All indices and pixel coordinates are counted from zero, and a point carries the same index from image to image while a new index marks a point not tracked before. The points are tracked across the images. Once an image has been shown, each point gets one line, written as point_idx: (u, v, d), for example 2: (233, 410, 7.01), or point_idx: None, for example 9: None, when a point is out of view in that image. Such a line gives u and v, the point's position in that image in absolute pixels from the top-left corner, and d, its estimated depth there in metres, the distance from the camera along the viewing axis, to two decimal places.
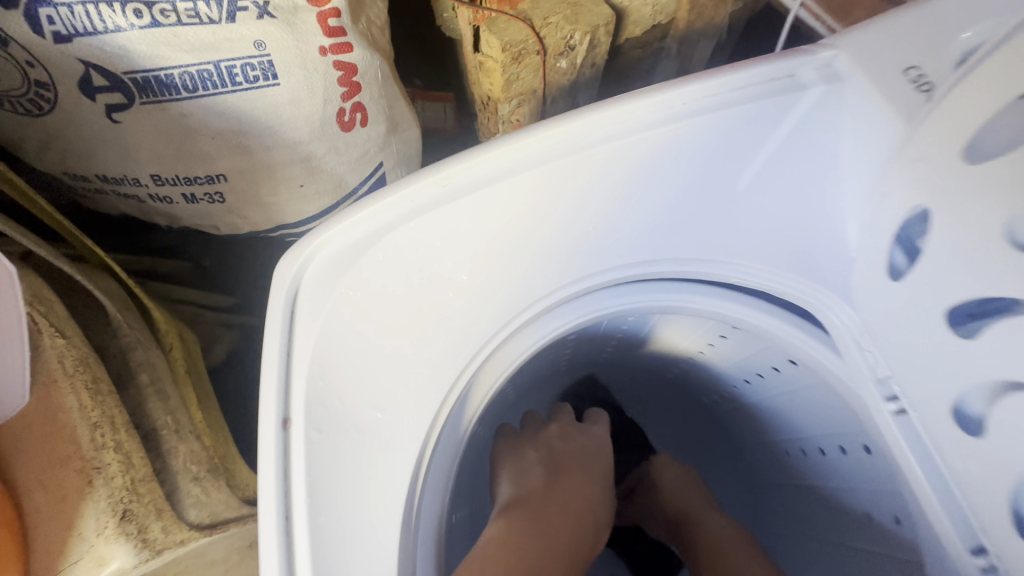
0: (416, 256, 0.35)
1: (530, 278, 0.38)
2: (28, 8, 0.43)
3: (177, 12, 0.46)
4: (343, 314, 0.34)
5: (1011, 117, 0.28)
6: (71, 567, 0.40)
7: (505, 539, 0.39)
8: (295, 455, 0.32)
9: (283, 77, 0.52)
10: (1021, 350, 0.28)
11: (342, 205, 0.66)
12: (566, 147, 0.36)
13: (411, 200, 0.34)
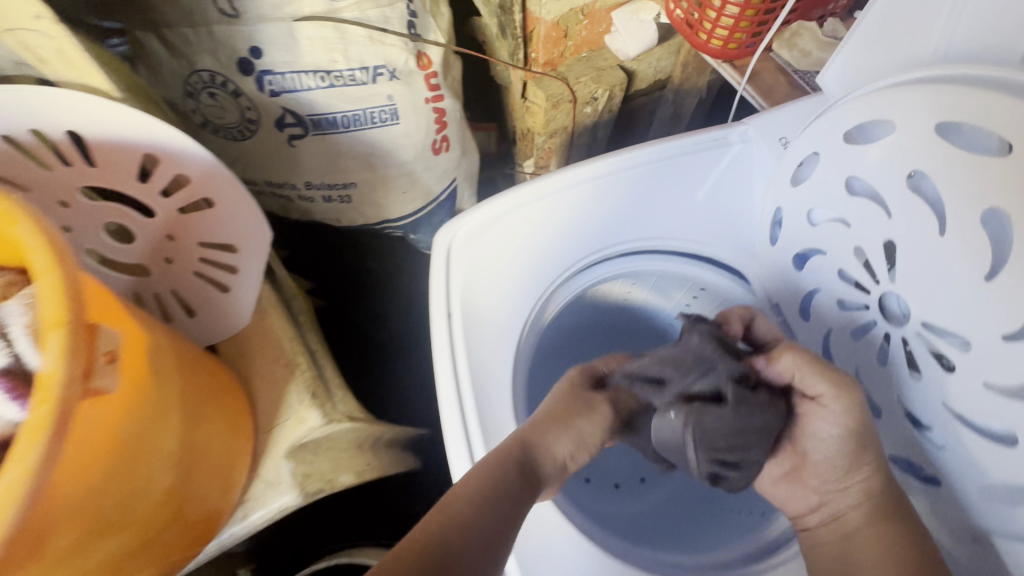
0: (513, 233, 0.56)
1: (574, 253, 0.59)
2: (258, 75, 0.69)
3: (343, 78, 0.71)
4: (470, 267, 0.55)
5: (810, 160, 0.49)
6: (282, 423, 0.63)
7: (453, 506, 0.43)
8: (458, 338, 0.53)
9: (402, 118, 0.78)
10: (829, 277, 0.50)
11: (426, 208, 0.91)
12: (598, 171, 0.57)
13: (511, 200, 0.56)
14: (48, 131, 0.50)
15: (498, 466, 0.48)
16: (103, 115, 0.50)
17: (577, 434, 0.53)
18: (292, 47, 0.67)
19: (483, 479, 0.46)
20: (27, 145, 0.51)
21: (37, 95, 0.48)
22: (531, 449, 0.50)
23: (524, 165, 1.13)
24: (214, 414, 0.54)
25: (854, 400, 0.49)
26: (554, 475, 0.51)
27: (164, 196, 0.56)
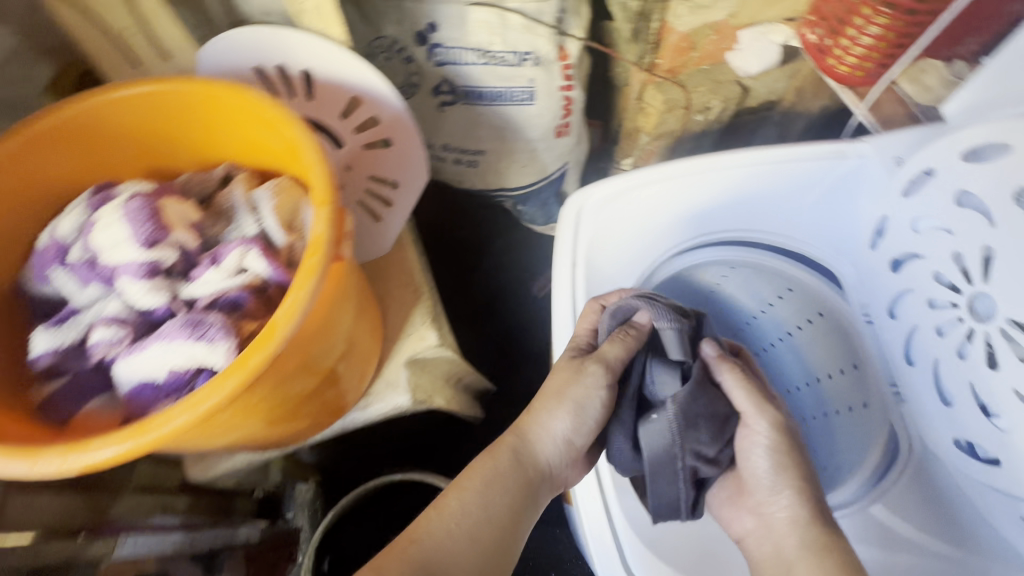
0: (636, 206, 0.66)
1: (683, 231, 0.68)
2: (429, 46, 0.82)
3: (496, 58, 0.82)
4: (594, 228, 0.66)
5: (925, 184, 0.55)
6: (405, 336, 0.75)
7: (461, 489, 0.58)
8: (579, 283, 0.67)
9: (537, 100, 0.88)
10: (917, 281, 0.56)
11: (539, 183, 1.00)
12: (719, 165, 0.64)
13: (639, 179, 0.65)
14: (286, 68, 0.64)
15: (490, 465, 0.61)
16: (328, 59, 0.63)
17: (574, 419, 0.62)
18: (463, 27, 0.79)
19: (477, 479, 0.59)
20: (267, 76, 0.66)
21: (286, 37, 0.62)
22: (523, 449, 0.62)
23: (622, 162, 1.22)
24: (368, 319, 0.66)
25: (775, 418, 0.62)
26: (552, 466, 0.63)
27: (355, 132, 0.69)
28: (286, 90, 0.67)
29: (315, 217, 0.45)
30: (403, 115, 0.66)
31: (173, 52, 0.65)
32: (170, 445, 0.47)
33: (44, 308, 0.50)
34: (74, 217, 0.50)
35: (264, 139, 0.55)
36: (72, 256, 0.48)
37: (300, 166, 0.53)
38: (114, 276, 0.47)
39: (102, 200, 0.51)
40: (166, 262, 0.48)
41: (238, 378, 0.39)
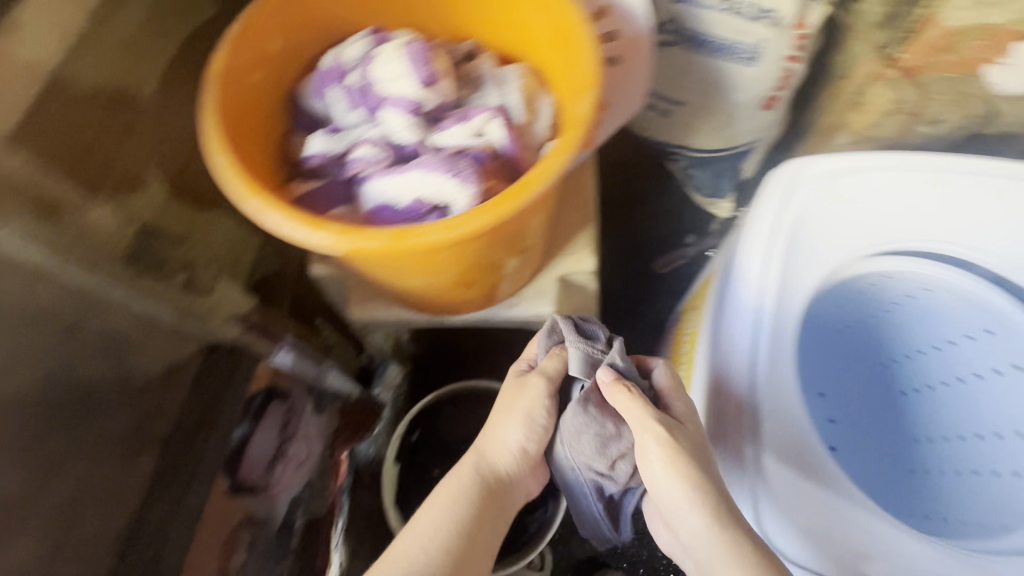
0: (862, 186, 0.69)
1: (895, 228, 0.70)
2: None
3: (734, 8, 0.78)
4: (814, 193, 0.68)
5: None
6: (563, 255, 0.77)
7: (431, 511, 0.67)
8: (782, 241, 0.68)
9: (758, 64, 0.83)
10: None
11: (722, 152, 0.96)
12: (948, 171, 0.69)
13: (876, 160, 0.69)
14: None
15: (458, 479, 0.69)
16: None
17: (525, 430, 0.69)
18: None
19: (443, 498, 0.67)
20: None
21: None
22: (482, 462, 0.70)
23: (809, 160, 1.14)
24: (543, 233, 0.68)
25: (664, 436, 0.60)
26: (507, 476, 0.70)
27: None
28: None
29: (584, 100, 0.48)
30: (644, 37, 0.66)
31: None
32: (380, 268, 0.52)
33: (307, 121, 0.57)
34: (357, 47, 0.55)
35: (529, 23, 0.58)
36: (349, 81, 0.54)
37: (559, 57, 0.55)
38: (382, 107, 0.52)
39: (383, 39, 0.56)
40: (427, 106, 0.53)
41: (491, 215, 0.43)
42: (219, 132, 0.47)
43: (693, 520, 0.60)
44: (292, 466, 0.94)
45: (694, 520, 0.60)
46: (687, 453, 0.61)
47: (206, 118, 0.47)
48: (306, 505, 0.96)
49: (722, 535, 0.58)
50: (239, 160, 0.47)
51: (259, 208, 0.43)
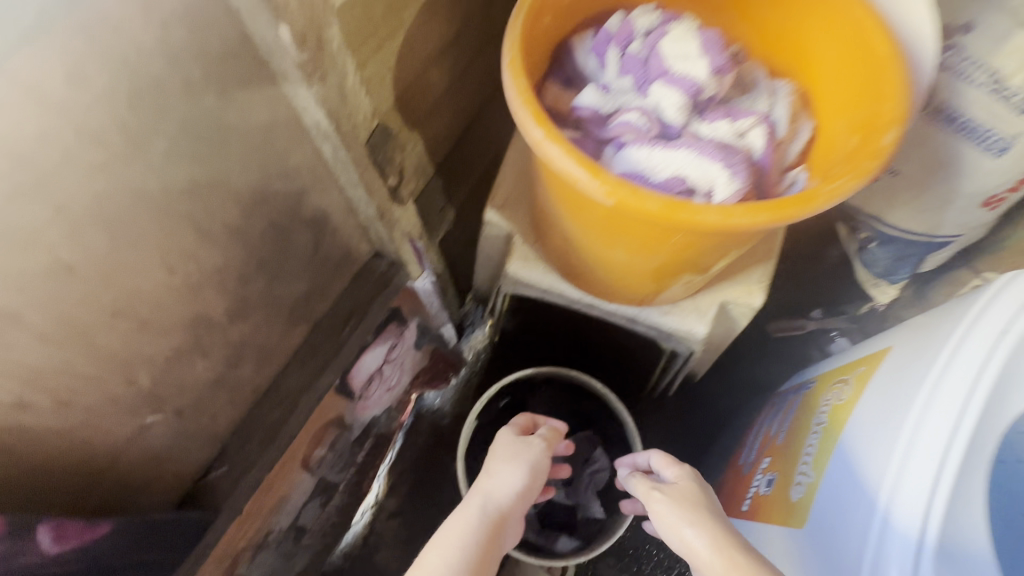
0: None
1: None
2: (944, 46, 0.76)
3: (1000, 94, 0.74)
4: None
5: None
6: (733, 282, 0.75)
7: (432, 543, 0.66)
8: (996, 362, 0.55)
9: (1003, 156, 0.78)
10: None
11: (916, 237, 0.90)
12: None
13: None
14: None
15: (462, 516, 0.68)
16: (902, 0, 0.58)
17: (526, 475, 0.73)
18: (999, 44, 0.72)
19: (450, 531, 0.67)
20: None
21: None
22: (483, 499, 0.70)
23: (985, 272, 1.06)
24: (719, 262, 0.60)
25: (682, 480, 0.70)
26: (510, 517, 0.70)
27: None
28: None
29: (883, 137, 0.46)
30: (919, 94, 0.60)
31: None
32: (602, 229, 0.52)
33: (568, 70, 0.58)
34: (645, 18, 0.56)
35: (820, 42, 0.56)
36: (629, 48, 0.55)
37: (846, 84, 0.54)
38: (660, 79, 0.52)
39: (669, 18, 0.56)
40: (700, 94, 0.52)
41: (773, 215, 0.42)
42: (517, 58, 0.49)
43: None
44: (383, 389, 0.98)
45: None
46: (695, 516, 0.64)
47: (509, 41, 0.49)
48: (378, 426, 1.02)
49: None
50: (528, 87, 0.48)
51: (543, 139, 0.45)
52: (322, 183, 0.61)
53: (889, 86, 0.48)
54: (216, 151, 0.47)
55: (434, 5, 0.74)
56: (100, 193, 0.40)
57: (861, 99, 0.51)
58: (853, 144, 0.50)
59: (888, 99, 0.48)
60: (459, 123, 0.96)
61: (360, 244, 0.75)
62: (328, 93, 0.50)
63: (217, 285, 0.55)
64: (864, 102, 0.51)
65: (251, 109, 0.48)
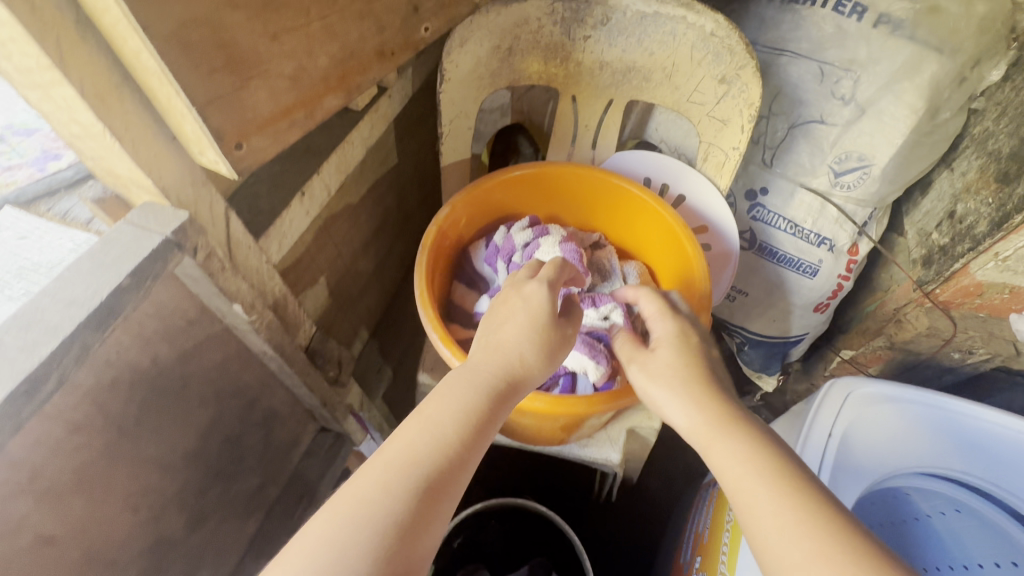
0: (886, 408, 0.74)
1: (911, 445, 0.75)
2: (753, 205, 1.04)
3: (799, 234, 1.01)
4: (847, 414, 0.73)
5: None
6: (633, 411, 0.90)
7: (421, 410, 0.45)
8: (827, 460, 0.70)
9: (815, 277, 1.02)
10: None
11: (776, 340, 1.10)
12: (962, 407, 0.73)
13: (902, 391, 0.73)
14: (670, 187, 0.85)
15: (472, 376, 0.47)
16: (706, 193, 0.82)
17: (542, 337, 0.51)
18: (789, 200, 1.00)
19: (450, 395, 0.46)
20: (650, 187, 0.86)
21: (688, 174, 0.82)
22: (496, 358, 0.49)
23: (843, 352, 1.28)
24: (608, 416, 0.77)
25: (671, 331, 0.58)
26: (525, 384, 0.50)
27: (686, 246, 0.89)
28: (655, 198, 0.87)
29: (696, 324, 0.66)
30: (732, 261, 0.83)
31: (601, 143, 0.85)
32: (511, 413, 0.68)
33: (470, 275, 0.75)
34: (523, 236, 0.73)
35: (652, 234, 0.77)
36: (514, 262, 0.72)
37: (674, 265, 0.74)
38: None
39: (541, 232, 0.73)
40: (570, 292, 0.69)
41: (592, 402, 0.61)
42: (425, 293, 0.65)
43: (746, 476, 0.44)
44: None
45: (745, 473, 0.44)
46: (681, 385, 0.53)
47: (417, 277, 0.66)
48: None
49: (765, 490, 0.42)
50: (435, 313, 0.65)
51: (451, 356, 0.61)
52: (270, 390, 0.70)
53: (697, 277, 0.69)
54: (177, 399, 0.56)
55: (356, 215, 0.89)
56: (80, 468, 0.47)
57: (683, 281, 0.72)
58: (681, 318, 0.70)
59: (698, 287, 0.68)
60: (387, 292, 1.10)
61: (307, 425, 0.82)
62: (274, 331, 0.61)
63: (181, 509, 0.60)
64: (686, 285, 0.71)
65: (207, 356, 0.58)
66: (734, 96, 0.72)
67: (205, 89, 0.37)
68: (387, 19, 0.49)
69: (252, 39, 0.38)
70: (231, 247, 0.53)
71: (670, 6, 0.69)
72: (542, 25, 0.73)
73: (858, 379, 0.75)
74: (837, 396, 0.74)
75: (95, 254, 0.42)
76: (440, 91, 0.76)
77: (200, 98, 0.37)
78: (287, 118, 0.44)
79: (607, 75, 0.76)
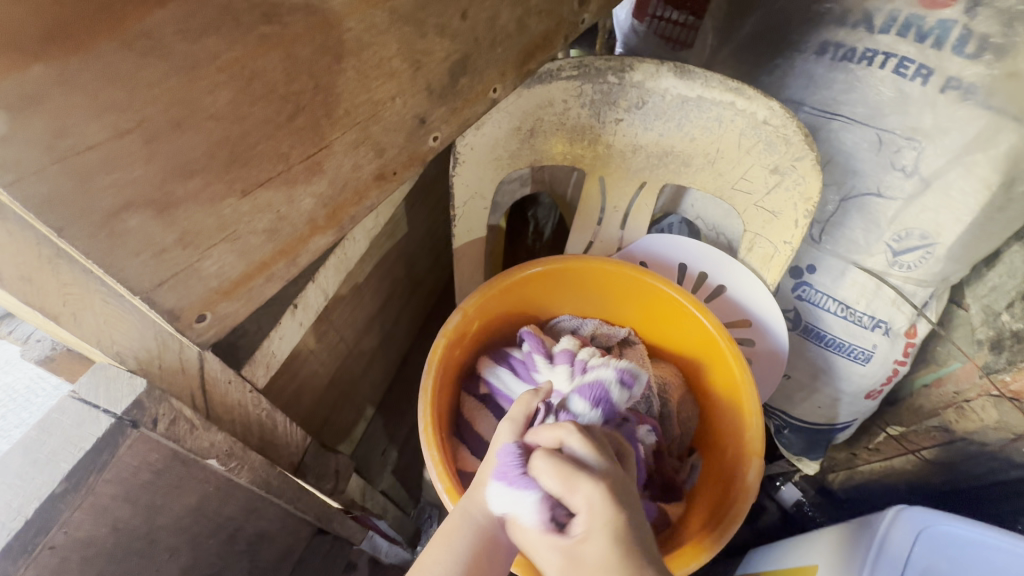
0: (957, 546, 0.63)
1: None
2: (798, 282, 0.93)
3: (850, 316, 0.90)
4: (917, 552, 0.63)
5: None
6: None
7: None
8: None
9: (868, 364, 0.91)
10: None
11: (822, 426, 0.99)
12: None
13: (971, 525, 0.63)
14: (709, 278, 0.75)
15: (456, 537, 0.43)
16: (751, 287, 0.72)
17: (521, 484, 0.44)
18: (839, 279, 0.89)
19: (434, 567, 0.42)
20: (686, 274, 0.76)
21: (730, 265, 0.72)
22: (481, 514, 0.44)
23: (890, 428, 1.13)
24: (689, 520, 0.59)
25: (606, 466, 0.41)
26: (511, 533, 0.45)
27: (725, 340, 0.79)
28: (690, 288, 0.77)
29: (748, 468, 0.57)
30: (782, 362, 0.73)
31: (631, 225, 0.74)
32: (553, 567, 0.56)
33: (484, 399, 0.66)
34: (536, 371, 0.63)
35: (690, 342, 0.68)
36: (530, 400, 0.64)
37: (718, 382, 0.65)
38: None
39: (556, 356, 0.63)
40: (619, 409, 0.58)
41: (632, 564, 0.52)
42: (432, 432, 0.56)
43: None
44: None
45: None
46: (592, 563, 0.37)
47: (422, 410, 0.57)
48: None
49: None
50: (444, 455, 0.56)
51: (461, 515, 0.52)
52: (257, 515, 0.61)
53: (747, 407, 0.60)
54: (142, 556, 0.49)
55: (361, 294, 0.82)
56: None
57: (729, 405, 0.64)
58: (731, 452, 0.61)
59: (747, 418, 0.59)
60: (394, 363, 1.02)
61: (303, 532, 0.74)
62: (256, 469, 0.53)
63: None
64: (733, 409, 0.63)
65: (182, 501, 0.50)
66: (787, 189, 0.63)
67: (150, 273, 0.30)
68: (389, 139, 0.42)
69: (216, 205, 0.31)
70: (205, 392, 0.46)
71: (716, 90, 0.61)
72: (568, 108, 0.65)
73: (925, 509, 0.65)
74: (902, 528, 0.64)
75: (32, 451, 0.39)
76: (452, 173, 0.66)
77: (147, 283, 0.30)
78: (264, 273, 0.37)
79: (640, 158, 0.68)
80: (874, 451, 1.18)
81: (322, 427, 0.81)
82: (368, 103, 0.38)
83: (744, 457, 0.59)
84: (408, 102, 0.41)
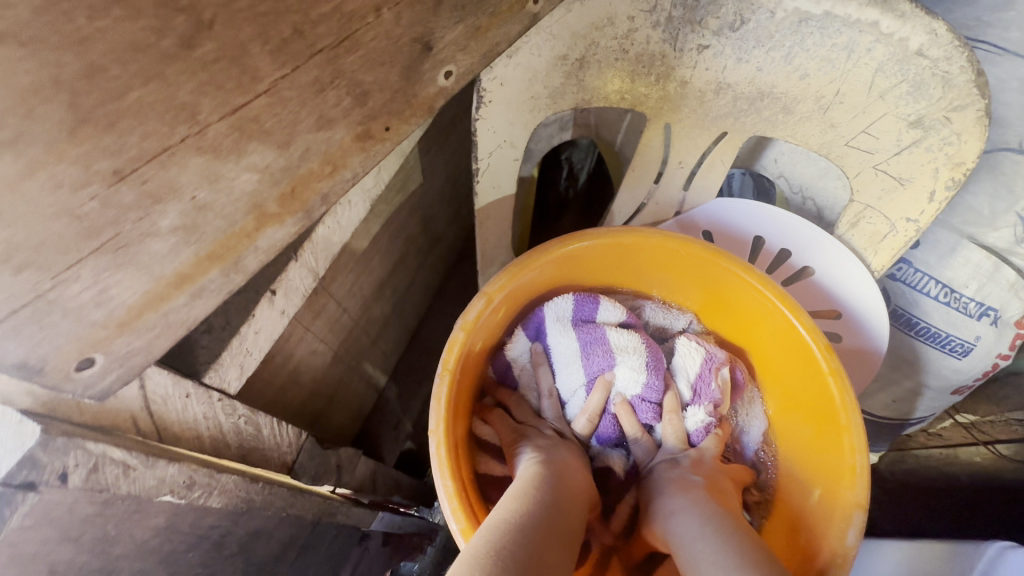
0: None
1: None
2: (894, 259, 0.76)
3: (953, 300, 0.70)
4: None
5: None
6: None
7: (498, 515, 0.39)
8: None
9: (965, 358, 0.73)
10: None
11: (896, 424, 0.84)
12: None
13: None
14: (793, 257, 0.58)
15: (526, 482, 0.43)
16: (849, 272, 0.56)
17: (575, 466, 0.49)
18: (947, 256, 0.69)
19: (514, 502, 0.40)
20: (761, 251, 0.60)
21: (823, 243, 0.56)
22: (543, 468, 0.45)
23: (961, 415, 0.88)
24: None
25: (681, 431, 0.54)
26: (575, 494, 0.44)
27: None
28: (765, 268, 0.61)
29: (844, 526, 0.44)
30: (874, 364, 0.58)
31: (699, 184, 0.57)
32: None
33: (515, 396, 0.57)
34: (572, 363, 0.56)
35: (768, 354, 0.55)
36: (571, 396, 0.57)
37: (786, 406, 0.54)
38: (623, 401, 0.56)
39: (598, 346, 0.55)
40: (659, 408, 0.56)
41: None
42: (445, 454, 0.46)
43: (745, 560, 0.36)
44: None
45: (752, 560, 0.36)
46: (678, 499, 0.45)
47: (434, 426, 0.46)
48: None
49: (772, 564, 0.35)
50: (460, 484, 0.46)
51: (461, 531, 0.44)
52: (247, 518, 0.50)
53: (843, 442, 0.46)
54: None
55: (369, 261, 0.69)
56: None
57: (814, 437, 0.50)
58: (815, 496, 0.48)
59: (847, 457, 0.45)
60: (405, 331, 0.92)
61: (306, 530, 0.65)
62: (231, 492, 0.45)
63: None
64: (818, 438, 0.49)
65: (146, 523, 0.40)
66: (928, 148, 0.48)
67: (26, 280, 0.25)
68: (373, 75, 0.33)
69: (72, 199, 0.24)
70: (154, 413, 0.37)
71: (853, 5, 0.43)
72: (635, 27, 0.48)
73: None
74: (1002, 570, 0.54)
75: None
76: (476, 116, 0.50)
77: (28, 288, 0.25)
78: (188, 289, 0.31)
79: (725, 101, 0.51)
80: (935, 436, 0.89)
81: (326, 406, 0.73)
82: (334, 17, 0.29)
83: (835, 507, 0.45)
84: (403, 16, 0.33)
